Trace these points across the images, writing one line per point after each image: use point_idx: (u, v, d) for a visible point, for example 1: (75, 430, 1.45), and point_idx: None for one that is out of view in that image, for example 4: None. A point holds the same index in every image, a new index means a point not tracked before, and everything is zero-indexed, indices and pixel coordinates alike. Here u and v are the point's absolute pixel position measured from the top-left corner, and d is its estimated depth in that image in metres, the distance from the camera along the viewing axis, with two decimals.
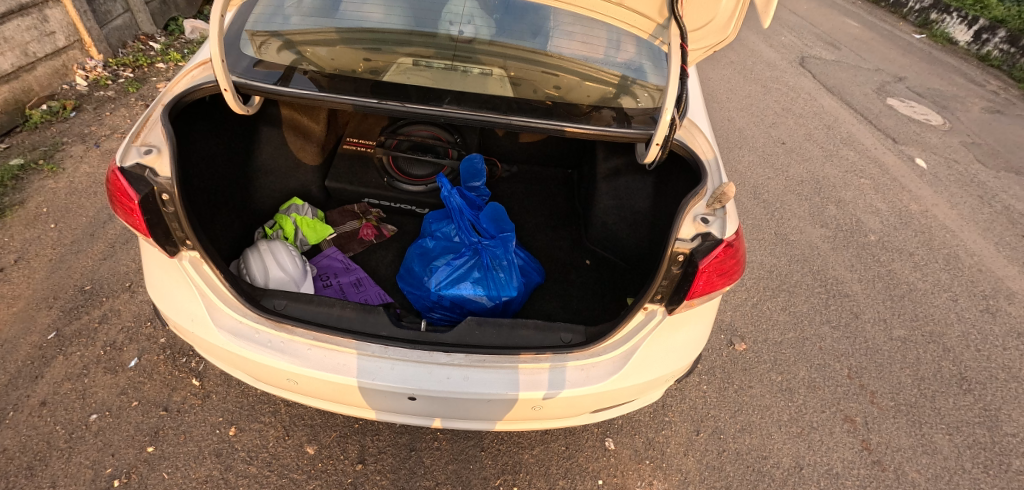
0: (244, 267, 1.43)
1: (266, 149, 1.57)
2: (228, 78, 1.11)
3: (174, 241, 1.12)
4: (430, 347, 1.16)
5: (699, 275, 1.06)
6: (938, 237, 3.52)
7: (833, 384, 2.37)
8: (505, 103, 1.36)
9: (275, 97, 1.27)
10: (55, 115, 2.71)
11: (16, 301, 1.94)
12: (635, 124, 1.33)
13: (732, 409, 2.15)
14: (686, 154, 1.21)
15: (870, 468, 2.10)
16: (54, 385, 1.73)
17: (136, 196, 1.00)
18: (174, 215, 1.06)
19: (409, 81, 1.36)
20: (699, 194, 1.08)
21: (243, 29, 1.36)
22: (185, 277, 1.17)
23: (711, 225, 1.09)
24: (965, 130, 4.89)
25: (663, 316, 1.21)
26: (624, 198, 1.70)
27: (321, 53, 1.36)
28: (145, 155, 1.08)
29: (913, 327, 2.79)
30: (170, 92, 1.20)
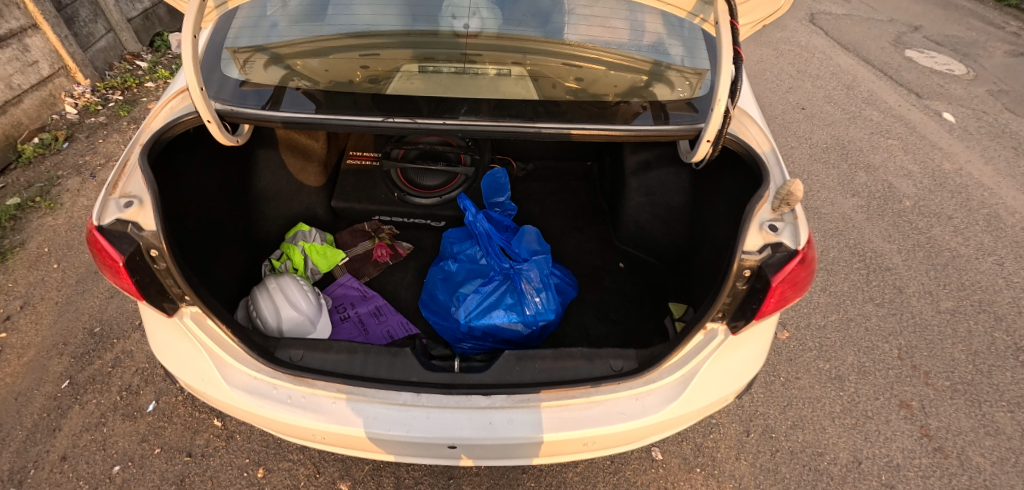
0: (253, 309, 1.32)
1: (263, 176, 1.44)
2: (210, 107, 0.98)
3: (172, 297, 1.00)
4: (467, 390, 1.04)
5: (771, 292, 0.92)
6: (976, 196, 3.32)
7: (884, 367, 2.23)
8: (529, 108, 1.20)
9: (268, 123, 1.13)
10: (47, 147, 2.60)
11: (26, 351, 1.86)
12: (673, 114, 1.18)
13: (781, 405, 2.03)
14: (740, 149, 1.05)
15: (933, 456, 1.97)
16: (73, 437, 1.65)
17: (120, 257, 0.89)
18: (167, 271, 0.94)
19: (414, 90, 1.21)
20: (763, 198, 0.93)
21: (224, 47, 1.22)
22: (191, 336, 1.06)
23: (781, 234, 0.94)
24: (991, 78, 4.62)
25: (726, 336, 1.09)
26: (656, 193, 1.54)
27: (314, 66, 1.21)
28: (125, 209, 0.94)
29: (960, 297, 2.62)
30: (148, 128, 1.07)
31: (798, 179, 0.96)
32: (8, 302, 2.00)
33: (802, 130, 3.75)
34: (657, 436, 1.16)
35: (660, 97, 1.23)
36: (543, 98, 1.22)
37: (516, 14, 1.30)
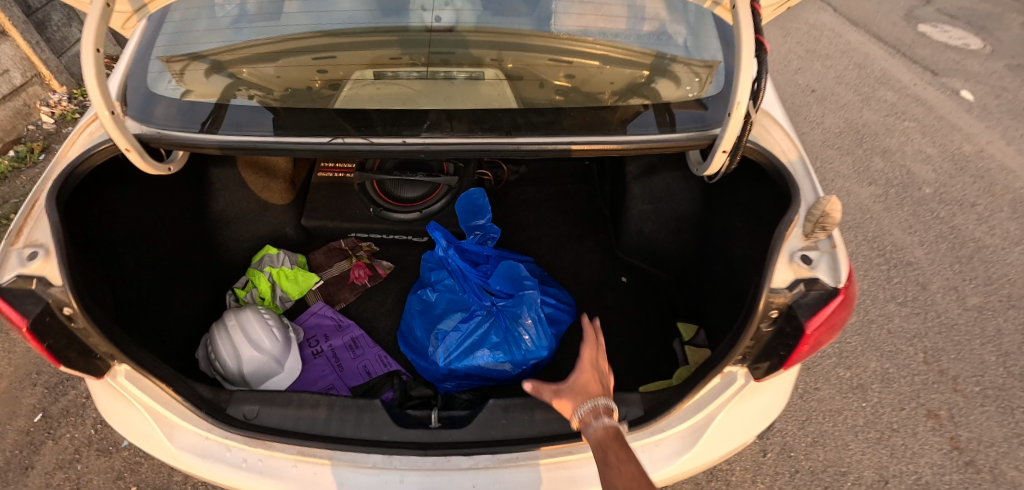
0: (211, 351, 1.22)
1: (221, 197, 1.34)
2: (128, 137, 0.85)
3: (99, 357, 0.85)
4: (446, 450, 0.89)
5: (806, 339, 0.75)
6: (999, 180, 2.95)
7: (913, 374, 1.97)
8: (510, 119, 0.99)
9: (196, 148, 0.96)
10: (22, 160, 2.30)
11: None
12: (681, 124, 0.97)
13: (800, 420, 1.80)
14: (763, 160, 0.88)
15: (970, 475, 1.70)
16: (45, 476, 1.40)
17: (24, 322, 0.75)
18: (85, 330, 0.80)
19: (369, 101, 1.03)
20: (792, 222, 0.77)
21: (154, 56, 1.04)
22: (127, 394, 0.91)
23: (817, 266, 0.77)
24: (1010, 52, 4.17)
25: (747, 381, 0.90)
26: (662, 200, 1.35)
27: (266, 71, 1.06)
28: (29, 261, 0.82)
29: (989, 292, 2.28)
30: (63, 159, 0.93)
31: (833, 197, 0.80)
32: None
33: (823, 108, 3.48)
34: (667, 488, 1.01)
35: (665, 96, 1.01)
36: (524, 106, 1.01)
37: (506, 4, 1.14)
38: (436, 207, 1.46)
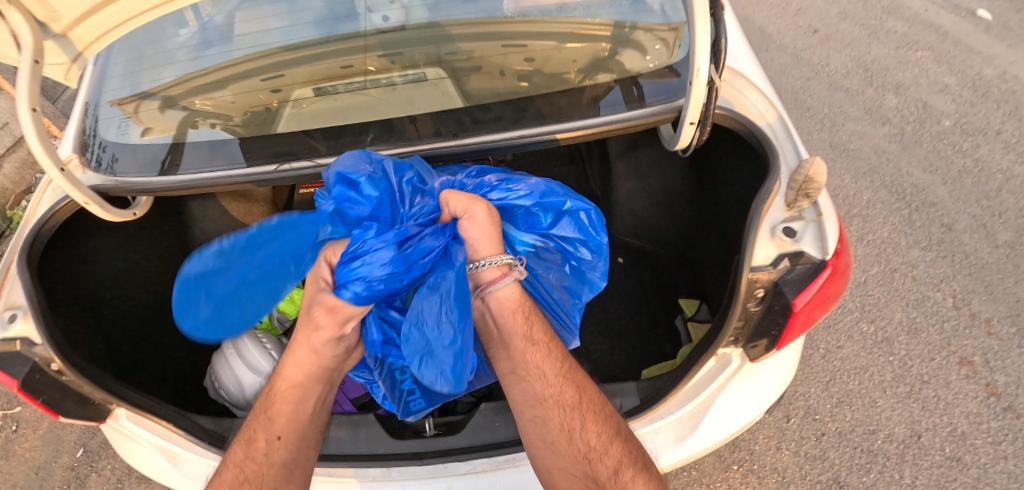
0: (216, 380, 1.27)
1: (204, 225, 1.38)
2: (83, 190, 0.93)
3: (97, 401, 0.94)
4: (443, 459, 1.00)
5: (796, 317, 0.73)
6: (972, 162, 2.64)
7: (938, 320, 1.99)
8: (456, 118, 0.98)
9: (145, 192, 1.02)
10: None
11: (40, 422, 2.02)
12: (650, 100, 0.94)
13: (823, 382, 1.81)
14: (737, 125, 0.89)
15: (1004, 418, 1.76)
16: None
17: (16, 384, 0.85)
18: (75, 380, 0.91)
19: (317, 115, 1.01)
20: (770, 194, 0.77)
21: (104, 99, 1.08)
22: (126, 433, 0.99)
23: (801, 239, 0.76)
24: (942, 24, 3.66)
25: (741, 361, 0.89)
26: (649, 175, 1.30)
27: (227, 94, 1.03)
28: (13, 321, 0.92)
29: (963, 274, 2.14)
30: (30, 220, 1.05)
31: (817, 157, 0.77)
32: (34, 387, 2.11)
33: None
34: None
35: (630, 69, 0.97)
36: (468, 103, 0.98)
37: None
38: None
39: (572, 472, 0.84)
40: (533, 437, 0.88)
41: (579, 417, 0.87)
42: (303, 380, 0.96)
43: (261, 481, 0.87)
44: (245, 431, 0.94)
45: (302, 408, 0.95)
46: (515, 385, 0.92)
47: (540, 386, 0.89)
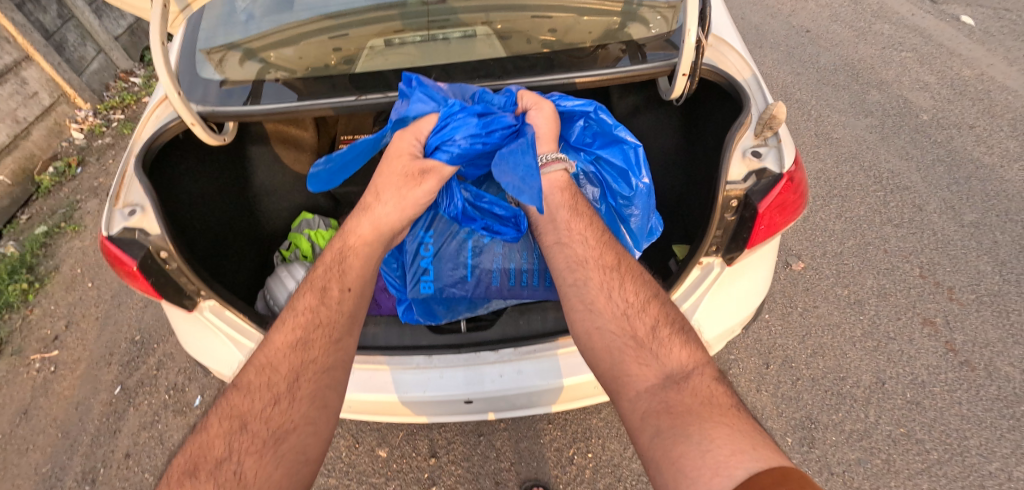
0: (268, 295, 1.43)
1: (261, 169, 1.53)
2: (191, 112, 1.08)
3: (188, 294, 1.06)
4: (475, 349, 1.24)
5: (761, 218, 0.95)
6: (944, 151, 2.87)
7: (905, 287, 2.21)
8: (500, 66, 1.28)
9: (245, 118, 1.20)
10: (55, 231, 2.75)
11: (80, 363, 2.18)
12: (650, 55, 1.23)
13: (799, 335, 2.03)
14: (720, 79, 1.13)
15: (960, 370, 1.97)
16: (192, 435, 1.92)
17: (132, 262, 0.93)
18: (179, 270, 1.00)
19: (386, 63, 1.28)
20: (743, 125, 0.98)
21: (198, 49, 1.30)
22: (207, 323, 1.11)
23: (765, 159, 0.97)
24: (925, 27, 3.90)
25: (722, 267, 1.09)
26: (649, 137, 1.56)
27: (305, 48, 1.31)
28: (130, 217, 0.99)
29: (930, 248, 2.36)
30: (138, 141, 1.21)
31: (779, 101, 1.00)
32: (76, 332, 2.29)
33: None
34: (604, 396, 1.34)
35: (635, 36, 1.28)
36: (510, 54, 1.29)
37: None
38: None
39: (610, 327, 0.96)
40: (573, 299, 1.02)
41: (617, 278, 1.02)
42: (375, 238, 1.08)
43: (332, 327, 0.97)
44: (312, 284, 1.03)
45: (368, 269, 1.06)
46: (558, 251, 1.09)
47: (581, 251, 1.07)
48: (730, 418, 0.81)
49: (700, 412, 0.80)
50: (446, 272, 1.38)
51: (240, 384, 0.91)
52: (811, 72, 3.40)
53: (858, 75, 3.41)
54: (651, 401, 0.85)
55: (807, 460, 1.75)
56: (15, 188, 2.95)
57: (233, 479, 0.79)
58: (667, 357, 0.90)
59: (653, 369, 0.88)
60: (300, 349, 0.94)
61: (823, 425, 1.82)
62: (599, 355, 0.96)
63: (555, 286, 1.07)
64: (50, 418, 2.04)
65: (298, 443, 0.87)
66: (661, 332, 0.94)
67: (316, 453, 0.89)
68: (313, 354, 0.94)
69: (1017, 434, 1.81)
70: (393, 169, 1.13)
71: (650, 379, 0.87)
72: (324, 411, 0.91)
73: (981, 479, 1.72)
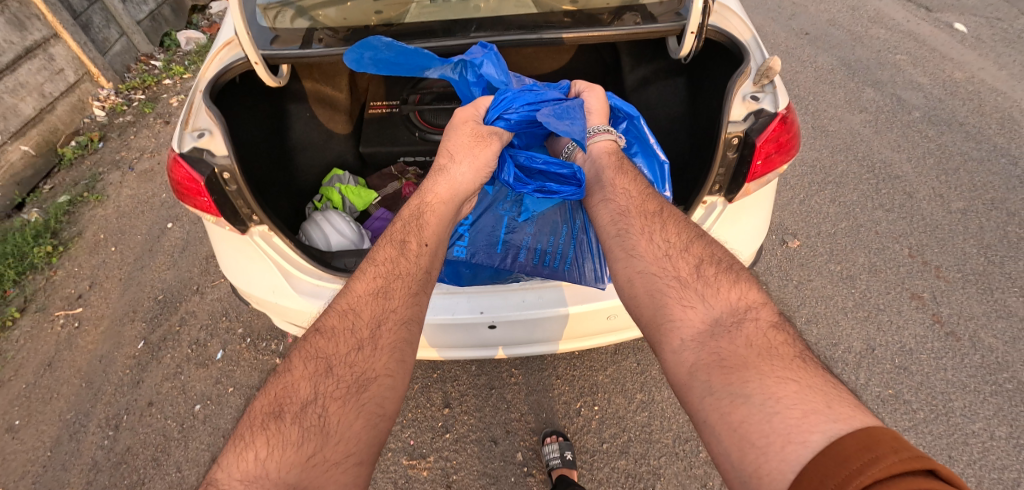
0: (303, 234, 1.58)
1: (298, 124, 1.70)
2: (255, 52, 1.27)
3: (242, 218, 1.24)
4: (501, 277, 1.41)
5: (757, 153, 1.06)
6: (935, 143, 3.02)
7: (894, 265, 2.34)
8: (530, 21, 1.41)
9: (303, 61, 1.36)
10: (78, 200, 2.85)
11: (103, 320, 2.27)
12: (662, 19, 1.33)
13: (794, 304, 2.18)
14: (724, 40, 1.23)
15: (945, 340, 2.10)
16: (213, 385, 2.00)
17: (201, 177, 1.14)
18: (237, 192, 1.19)
19: (427, 20, 1.42)
20: (744, 72, 1.08)
21: (255, 3, 1.40)
22: (256, 249, 1.29)
23: (762, 102, 1.09)
24: (918, 31, 4.07)
25: (724, 205, 1.19)
26: (656, 105, 1.65)
27: (354, 8, 1.40)
28: (198, 139, 1.22)
29: (919, 231, 2.50)
30: (203, 77, 1.35)
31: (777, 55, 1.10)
32: (100, 292, 2.38)
33: None
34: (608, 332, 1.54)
35: (649, 5, 1.37)
36: (540, 11, 1.41)
37: None
38: None
39: (652, 269, 1.01)
40: (617, 248, 1.09)
41: (659, 224, 1.10)
42: (449, 197, 1.21)
43: (410, 280, 1.04)
44: (391, 237, 1.12)
45: (443, 225, 1.17)
46: (604, 211, 1.18)
47: (625, 203, 1.17)
48: (795, 372, 0.80)
49: (758, 364, 0.81)
50: (482, 238, 1.46)
51: (319, 331, 0.96)
52: (808, 69, 3.55)
53: (854, 73, 3.56)
54: (700, 353, 0.87)
55: None
56: (39, 159, 3.04)
57: (319, 423, 0.83)
58: (713, 298, 0.94)
59: (700, 314, 0.92)
60: (382, 297, 1.00)
61: None
62: (644, 302, 0.99)
63: (602, 241, 1.15)
64: (73, 369, 2.11)
65: (378, 394, 0.89)
66: (706, 271, 0.98)
67: (394, 407, 0.90)
68: (394, 303, 1.00)
69: (997, 397, 1.95)
70: (462, 133, 1.33)
71: (698, 326, 0.90)
72: (402, 364, 0.93)
73: (965, 437, 1.85)
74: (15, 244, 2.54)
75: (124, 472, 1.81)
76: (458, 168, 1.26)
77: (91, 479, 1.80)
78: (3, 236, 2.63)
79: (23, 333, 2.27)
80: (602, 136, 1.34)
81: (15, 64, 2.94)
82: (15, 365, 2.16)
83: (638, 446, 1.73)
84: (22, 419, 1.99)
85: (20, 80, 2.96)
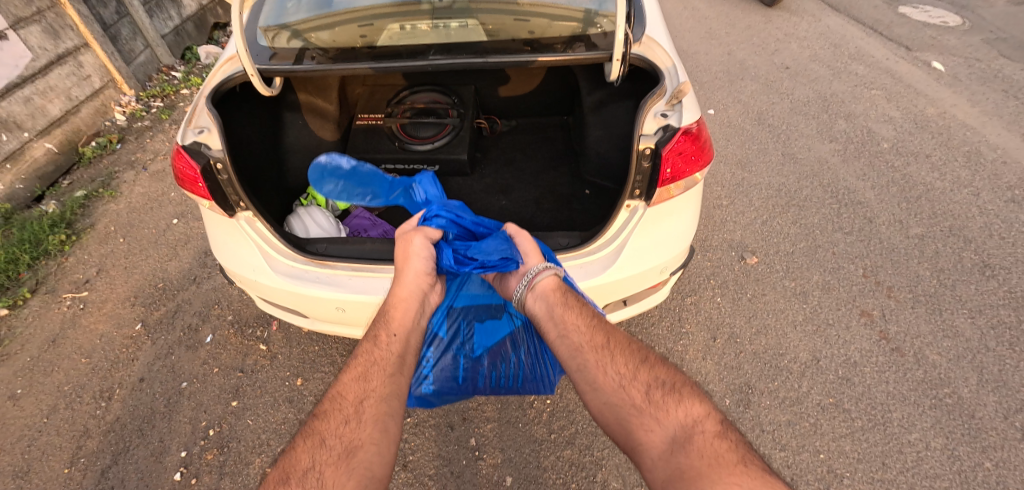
0: (288, 227, 1.76)
1: (292, 130, 1.90)
2: (252, 66, 1.44)
3: (231, 203, 1.44)
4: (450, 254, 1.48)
5: (665, 160, 1.28)
6: (901, 173, 3.16)
7: (847, 283, 2.47)
8: (483, 48, 1.58)
9: (293, 74, 1.53)
10: (93, 194, 3.07)
11: (106, 303, 2.46)
12: (600, 47, 1.52)
13: (746, 315, 2.31)
14: (648, 66, 1.43)
15: (890, 355, 2.22)
16: (200, 365, 2.17)
17: (197, 166, 1.34)
18: (228, 181, 1.39)
19: (399, 44, 1.60)
20: (657, 94, 1.29)
21: (259, 27, 1.64)
22: (240, 230, 1.47)
23: (670, 118, 1.30)
24: (896, 68, 4.27)
25: (644, 210, 1.38)
26: (609, 124, 1.87)
27: (341, 33, 1.63)
28: (199, 134, 1.41)
29: (875, 253, 2.63)
30: (208, 85, 1.51)
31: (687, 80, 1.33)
32: (106, 278, 2.59)
33: None
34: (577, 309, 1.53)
35: (592, 37, 1.57)
36: (490, 39, 1.60)
37: None
38: (444, 139, 2.11)
39: (612, 400, 1.09)
40: (580, 381, 1.15)
41: (609, 355, 1.17)
42: (409, 294, 1.32)
43: (386, 364, 1.18)
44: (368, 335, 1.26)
45: (409, 316, 1.29)
46: (561, 346, 1.21)
47: (578, 338, 1.21)
48: (741, 477, 0.89)
49: (711, 474, 0.90)
50: (442, 371, 1.65)
51: (316, 413, 1.08)
52: (784, 101, 3.75)
53: (829, 105, 3.75)
54: (667, 469, 0.96)
55: (741, 417, 2.00)
56: (61, 156, 3.29)
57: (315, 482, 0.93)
58: (667, 417, 1.03)
59: (659, 435, 1.01)
60: (362, 380, 1.14)
61: (759, 390, 2.07)
62: (613, 431, 1.08)
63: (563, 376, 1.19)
64: (75, 346, 2.29)
65: (366, 459, 1.01)
66: (655, 394, 1.08)
67: (382, 471, 1.01)
68: (373, 384, 1.13)
69: (936, 410, 2.04)
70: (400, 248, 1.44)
71: (660, 446, 1.00)
72: (384, 433, 1.06)
73: (900, 446, 1.94)
74: (32, 232, 2.75)
75: (111, 440, 1.96)
76: (411, 266, 1.34)
77: (81, 444, 1.96)
78: (23, 224, 2.85)
79: (32, 311, 2.47)
80: (544, 273, 1.31)
81: (48, 69, 3.21)
82: (23, 340, 2.35)
83: (583, 437, 1.86)
84: (24, 389, 2.16)
85: (51, 84, 3.24)
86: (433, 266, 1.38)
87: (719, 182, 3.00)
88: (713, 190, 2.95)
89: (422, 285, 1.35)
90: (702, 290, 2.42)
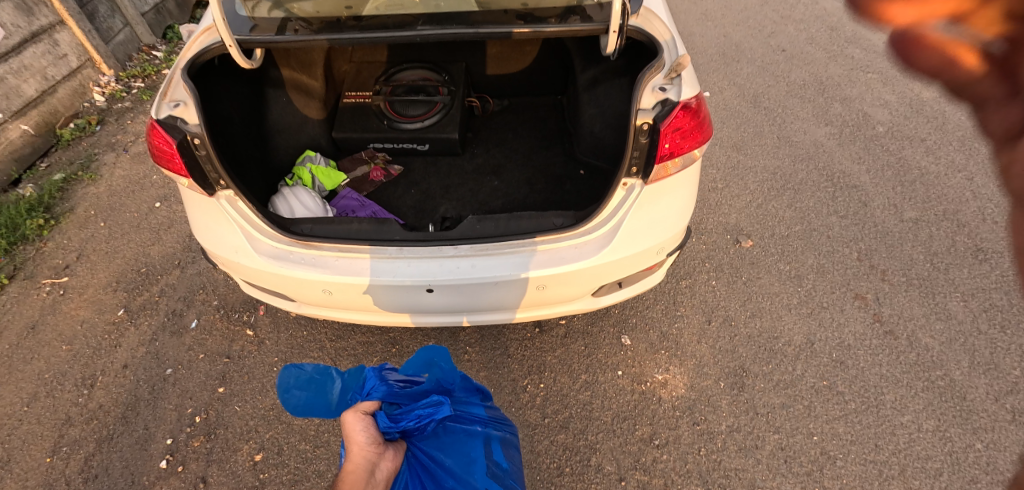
0: (272, 206, 1.71)
1: (275, 107, 1.83)
2: (231, 36, 1.38)
3: (210, 182, 1.39)
4: (439, 243, 1.38)
5: (663, 137, 1.25)
6: (896, 157, 3.14)
7: (842, 267, 2.46)
8: (471, 20, 1.51)
9: (276, 45, 1.46)
10: (71, 178, 2.97)
11: (87, 289, 2.39)
12: (595, 19, 1.46)
13: (741, 298, 2.30)
14: (644, 38, 1.39)
15: (883, 338, 2.21)
16: (186, 351, 2.11)
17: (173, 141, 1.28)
18: (207, 157, 1.33)
19: (387, 15, 1.53)
20: (655, 66, 1.26)
21: None
22: (220, 210, 1.41)
23: (669, 92, 1.26)
24: None
25: (641, 188, 1.34)
26: (604, 103, 1.83)
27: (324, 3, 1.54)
28: (174, 108, 1.34)
29: (869, 236, 2.62)
30: (183, 56, 1.43)
31: (686, 52, 1.29)
32: (85, 263, 2.51)
33: None
34: (575, 297, 1.48)
35: (586, 9, 1.51)
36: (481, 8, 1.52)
37: None
38: (434, 118, 2.05)
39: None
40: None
41: None
42: (358, 468, 1.00)
43: None
44: None
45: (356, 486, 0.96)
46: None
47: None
48: None
49: None
50: None
51: None
52: (780, 84, 3.71)
53: (825, 88, 3.70)
54: None
55: (735, 400, 1.98)
56: (38, 138, 3.18)
57: None
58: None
59: None
60: None
61: (753, 373, 2.06)
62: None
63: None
64: (55, 333, 2.23)
65: None
66: None
67: None
68: None
69: (929, 393, 2.04)
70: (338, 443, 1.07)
71: None
72: None
73: (893, 428, 1.94)
74: (10, 217, 2.66)
75: (94, 427, 1.91)
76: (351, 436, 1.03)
77: (63, 433, 1.91)
78: None
79: (10, 298, 2.39)
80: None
81: (20, 47, 3.09)
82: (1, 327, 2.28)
83: (577, 422, 1.92)
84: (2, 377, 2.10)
85: (24, 63, 3.11)
86: (375, 433, 1.07)
87: (714, 165, 2.97)
88: (708, 173, 2.91)
89: (372, 454, 1.03)
90: (697, 273, 2.39)
